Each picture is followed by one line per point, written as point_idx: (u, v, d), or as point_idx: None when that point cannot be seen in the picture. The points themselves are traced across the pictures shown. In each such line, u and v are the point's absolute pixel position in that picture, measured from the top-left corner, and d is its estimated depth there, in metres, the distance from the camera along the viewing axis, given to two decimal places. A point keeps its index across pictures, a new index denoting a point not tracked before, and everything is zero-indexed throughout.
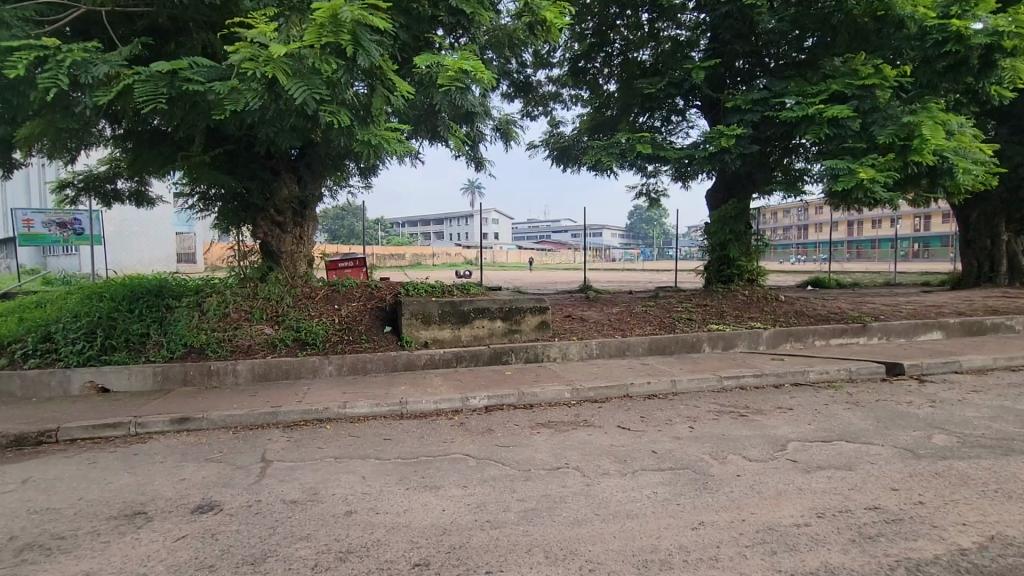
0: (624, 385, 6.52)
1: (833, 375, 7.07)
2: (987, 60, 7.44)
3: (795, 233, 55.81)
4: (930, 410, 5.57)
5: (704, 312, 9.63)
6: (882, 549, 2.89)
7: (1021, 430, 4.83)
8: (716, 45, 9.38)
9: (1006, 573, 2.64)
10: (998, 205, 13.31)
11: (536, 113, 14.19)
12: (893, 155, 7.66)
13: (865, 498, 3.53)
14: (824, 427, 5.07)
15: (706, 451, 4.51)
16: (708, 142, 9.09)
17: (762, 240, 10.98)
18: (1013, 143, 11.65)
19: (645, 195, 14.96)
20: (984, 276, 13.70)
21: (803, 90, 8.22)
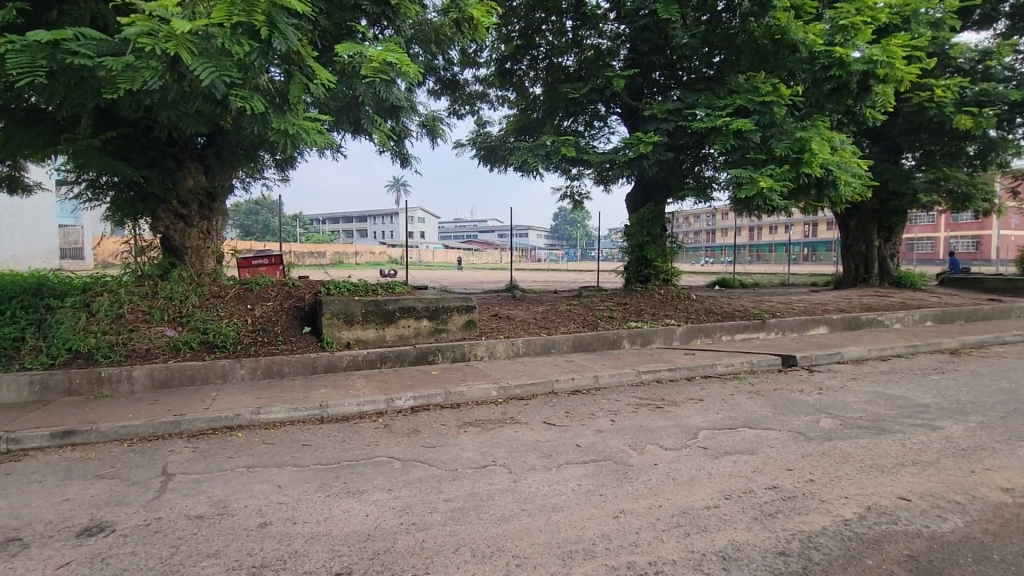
0: (549, 381, 6.68)
1: (737, 367, 7.68)
2: (864, 85, 8.39)
3: (704, 236, 59.91)
4: (817, 396, 6.22)
5: (624, 311, 10.08)
6: (779, 525, 3.18)
7: (890, 411, 5.53)
8: (635, 56, 9.84)
9: (880, 538, 3.02)
10: (872, 214, 15.09)
11: (464, 112, 14.18)
12: (788, 166, 8.44)
13: (765, 478, 3.87)
14: (730, 415, 5.50)
15: (626, 442, 4.74)
16: (627, 148, 9.53)
17: (676, 243, 11.68)
18: (883, 161, 13.26)
19: (569, 196, 15.38)
20: (860, 277, 15.49)
21: (712, 103, 8.84)
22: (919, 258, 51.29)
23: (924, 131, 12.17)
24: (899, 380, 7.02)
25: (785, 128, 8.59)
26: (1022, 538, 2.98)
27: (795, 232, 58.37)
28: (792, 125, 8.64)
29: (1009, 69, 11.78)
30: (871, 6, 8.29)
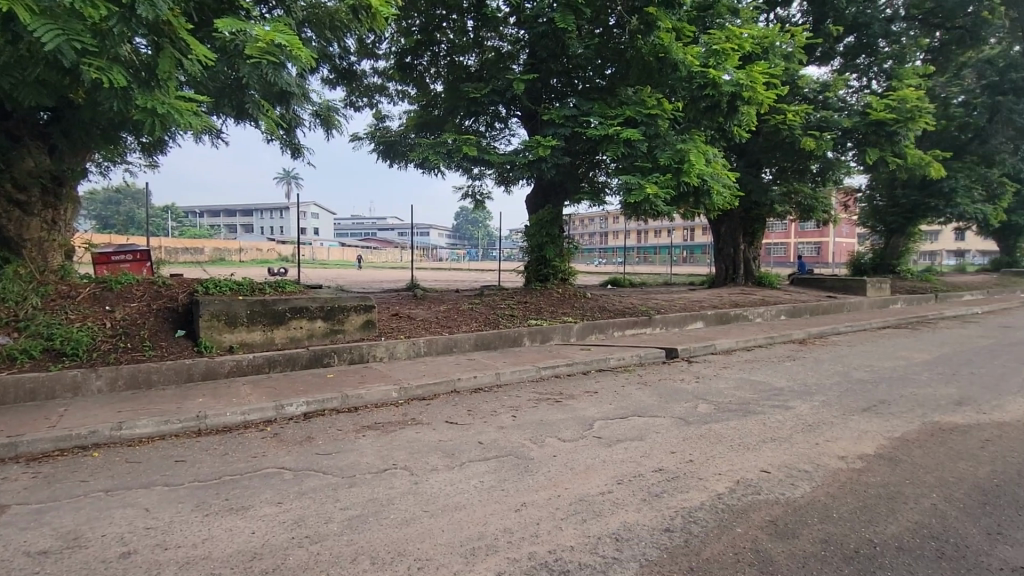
0: (451, 380, 6.66)
1: (627, 361, 8.24)
2: (733, 105, 9.38)
3: (598, 238, 63.31)
4: (696, 385, 6.88)
5: (524, 309, 10.35)
6: (665, 504, 3.47)
7: (753, 395, 6.26)
8: (534, 61, 10.14)
9: (747, 507, 3.41)
10: (739, 221, 16.95)
11: (361, 105, 13.64)
12: (670, 175, 9.19)
13: (652, 462, 4.20)
14: (622, 405, 5.89)
15: (527, 436, 4.87)
16: (527, 150, 9.80)
17: (572, 244, 12.21)
18: (748, 174, 14.96)
19: (470, 196, 15.44)
20: (730, 277, 17.34)
21: (605, 112, 9.36)
22: (774, 260, 58.57)
23: (779, 149, 13.90)
24: (761, 367, 7.98)
25: (668, 139, 9.36)
26: (853, 497, 3.54)
27: (676, 236, 63.81)
28: (674, 137, 9.44)
29: (842, 100, 13.86)
30: (738, 36, 9.30)
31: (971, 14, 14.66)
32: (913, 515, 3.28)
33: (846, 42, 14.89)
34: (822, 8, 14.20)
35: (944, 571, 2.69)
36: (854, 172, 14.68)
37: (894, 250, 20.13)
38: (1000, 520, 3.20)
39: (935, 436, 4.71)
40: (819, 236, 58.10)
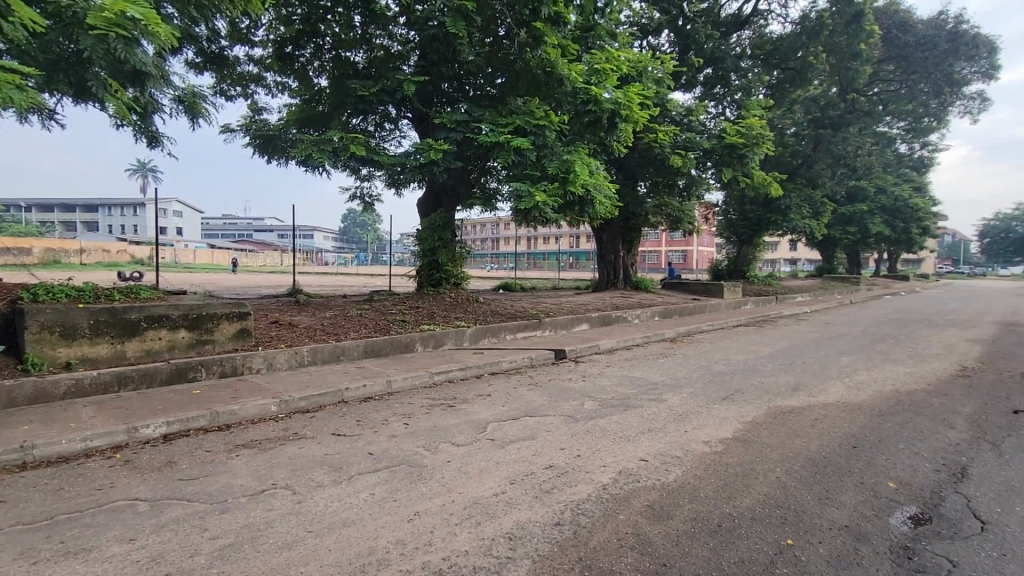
0: (338, 390, 6.33)
1: (519, 363, 8.45)
2: (613, 122, 10.07)
3: (489, 243, 64.29)
4: (582, 383, 7.25)
5: (416, 314, 10.17)
6: (555, 499, 3.61)
7: (633, 390, 6.76)
8: (425, 64, 10.05)
9: (629, 495, 3.66)
10: (619, 230, 18.22)
11: (234, 94, 12.51)
12: (558, 184, 9.62)
13: (543, 460, 4.35)
14: (514, 407, 6.02)
15: (420, 444, 4.78)
16: (418, 153, 9.67)
17: (464, 248, 12.26)
18: (626, 186, 16.17)
19: (358, 197, 14.84)
20: (611, 281, 18.56)
21: (496, 120, 9.55)
22: (648, 267, 63.97)
23: (652, 165, 15.18)
24: (639, 364, 8.66)
25: (555, 150, 9.79)
26: (716, 477, 3.97)
27: (563, 243, 66.90)
28: (561, 148, 9.90)
29: (703, 124, 15.55)
30: (616, 58, 10.04)
31: (800, 58, 16.92)
32: (764, 488, 3.77)
33: (705, 72, 16.76)
34: (686, 41, 16.10)
35: (787, 534, 3.12)
36: (713, 189, 16.53)
37: (745, 257, 22.98)
38: (826, 485, 3.80)
39: (778, 417, 5.47)
40: (685, 244, 64.58)
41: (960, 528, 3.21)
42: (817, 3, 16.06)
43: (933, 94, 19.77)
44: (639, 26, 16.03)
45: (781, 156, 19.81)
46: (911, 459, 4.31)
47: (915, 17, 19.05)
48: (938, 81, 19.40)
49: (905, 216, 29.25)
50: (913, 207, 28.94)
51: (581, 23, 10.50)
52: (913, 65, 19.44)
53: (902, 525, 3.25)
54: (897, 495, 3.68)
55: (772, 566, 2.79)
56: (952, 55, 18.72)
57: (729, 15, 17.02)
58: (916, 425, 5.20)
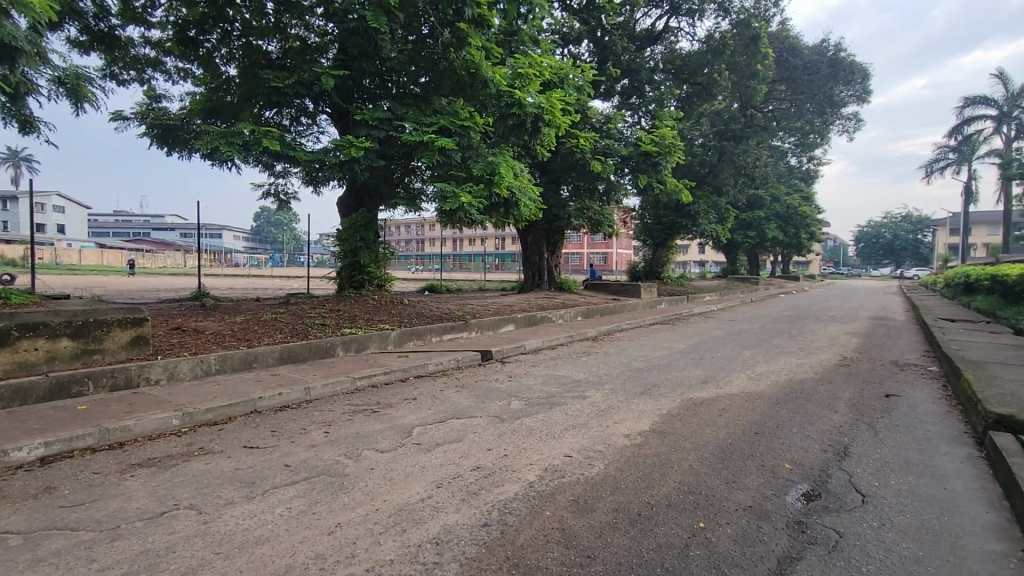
0: (251, 400, 5.92)
1: (445, 365, 8.37)
2: (536, 125, 10.23)
3: (413, 244, 63.22)
4: (508, 383, 7.31)
5: (337, 317, 9.77)
6: (482, 500, 3.61)
7: (557, 389, 6.92)
8: (344, 58, 9.69)
9: (554, 491, 3.74)
10: (543, 232, 18.58)
11: (127, 79, 11.35)
12: (483, 185, 9.63)
13: (469, 461, 4.33)
14: (440, 410, 5.95)
15: (341, 452, 4.59)
16: (337, 150, 9.31)
17: (388, 249, 11.96)
18: (550, 189, 16.55)
19: (272, 195, 14.00)
20: (536, 282, 18.89)
21: (420, 119, 9.39)
22: (571, 268, 65.97)
23: (574, 169, 15.62)
24: (563, 362, 8.89)
25: (480, 151, 9.80)
26: (635, 468, 4.16)
27: (489, 244, 67.26)
28: (485, 150, 9.93)
29: (620, 132, 16.26)
30: (539, 64, 10.23)
31: (706, 74, 18.17)
32: (678, 476, 4.00)
33: (622, 83, 17.55)
34: (604, 51, 16.72)
35: (699, 517, 3.33)
36: (630, 194, 17.32)
37: (659, 259, 24.31)
38: (733, 470, 4.10)
39: (691, 409, 5.83)
40: (605, 247, 67.20)
41: (844, 501, 3.59)
42: (720, 25, 17.33)
43: (818, 113, 21.99)
44: (560, 34, 16.45)
45: (690, 165, 21.19)
46: (804, 442, 4.77)
47: (803, 43, 21.05)
48: (822, 102, 21.64)
49: (796, 223, 32.35)
50: (802, 214, 32.07)
51: (504, 27, 10.59)
52: (801, 86, 21.51)
53: (796, 502, 3.58)
54: (792, 475, 4.04)
55: (687, 549, 2.97)
56: (833, 80, 21.07)
57: (644, 30, 17.94)
58: (807, 411, 5.75)
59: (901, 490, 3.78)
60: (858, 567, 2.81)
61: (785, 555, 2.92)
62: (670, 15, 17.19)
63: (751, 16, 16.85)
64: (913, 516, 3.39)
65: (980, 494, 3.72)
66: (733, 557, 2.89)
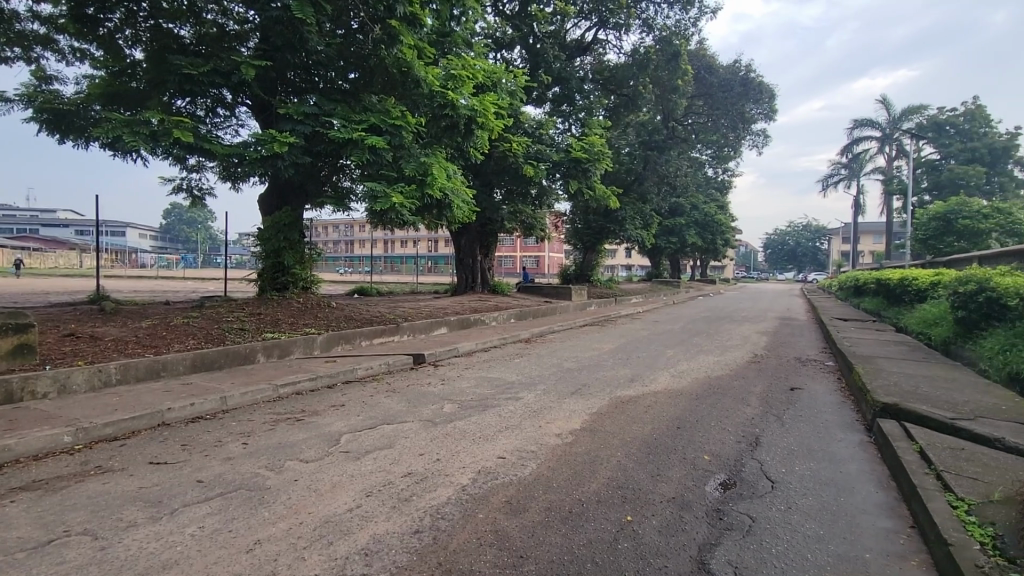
0: (157, 411, 5.43)
1: (375, 369, 8.12)
2: (469, 127, 10.21)
3: (342, 246, 61.00)
4: (441, 387, 7.22)
5: (258, 321, 9.21)
6: (414, 507, 3.53)
7: (490, 391, 6.93)
8: (267, 48, 9.19)
9: (487, 494, 3.73)
10: (476, 235, 18.56)
11: (10, 56, 10.13)
12: (415, 186, 9.46)
13: (400, 468, 4.22)
14: (370, 416, 5.76)
15: (261, 464, 4.32)
16: (259, 144, 8.80)
17: (314, 250, 11.46)
18: (483, 192, 16.58)
19: (184, 190, 12.97)
20: (469, 285, 18.84)
21: (348, 116, 9.08)
22: (504, 271, 66.44)
23: (507, 173, 15.73)
24: (496, 365, 8.92)
25: (412, 151, 9.63)
26: (566, 466, 4.24)
27: (421, 246, 66.29)
28: (418, 150, 9.77)
29: (552, 138, 16.60)
30: (472, 66, 10.24)
31: (632, 86, 18.97)
32: (607, 472, 4.12)
33: (553, 90, 17.99)
34: (536, 58, 17.03)
35: (627, 511, 3.45)
36: (561, 199, 17.71)
37: (589, 263, 25.05)
38: (657, 464, 4.29)
39: (619, 407, 6.03)
40: (537, 250, 68.39)
41: (756, 488, 3.86)
42: (644, 40, 18.16)
43: (732, 128, 23.50)
44: (493, 39, 16.54)
45: (618, 172, 22.03)
46: (721, 434, 5.08)
47: (718, 63, 22.55)
48: (735, 118, 23.25)
49: (713, 229, 34.53)
50: (718, 222, 34.30)
51: (437, 28, 10.50)
52: (716, 102, 23.04)
53: (713, 491, 3.81)
54: (711, 466, 4.29)
55: (615, 542, 3.06)
56: (744, 98, 22.79)
57: (574, 40, 18.44)
58: (724, 405, 6.14)
59: (804, 474, 4.13)
60: (768, 549, 3.02)
61: (705, 542, 3.09)
62: (599, 27, 17.81)
63: (672, 33, 17.77)
64: (815, 498, 3.70)
65: (871, 476, 4.13)
66: (659, 548, 3.01)
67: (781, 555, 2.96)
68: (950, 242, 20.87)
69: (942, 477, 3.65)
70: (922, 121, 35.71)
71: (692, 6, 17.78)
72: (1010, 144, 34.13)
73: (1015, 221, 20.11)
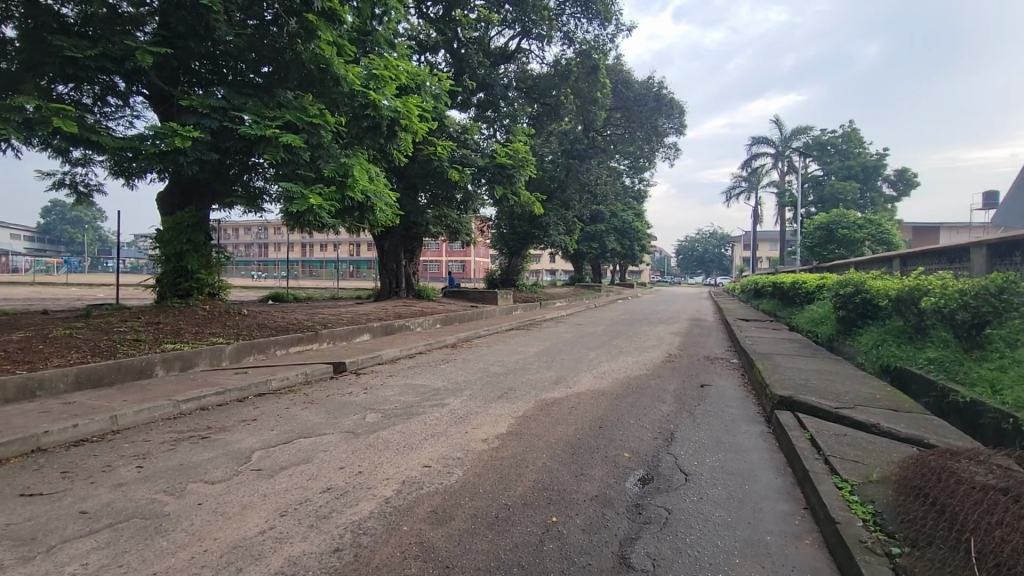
0: (31, 436, 4.77)
1: (291, 380, 7.65)
2: (392, 129, 9.98)
3: (254, 249, 57.28)
4: (363, 396, 6.97)
5: (156, 331, 8.39)
6: (333, 524, 3.36)
7: (415, 398, 6.78)
8: (167, 34, 8.46)
9: (412, 504, 3.64)
10: (400, 239, 18.14)
11: None
12: (334, 187, 9.08)
13: (319, 483, 4.01)
14: (285, 430, 5.42)
15: (159, 489, 3.92)
16: (157, 138, 8.06)
17: (221, 254, 10.66)
18: (406, 195, 16.27)
19: (66, 185, 11.58)
20: (393, 290, 18.36)
21: (261, 112, 8.55)
22: (429, 275, 65.55)
23: (432, 177, 15.54)
24: (421, 371, 8.75)
25: (331, 152, 9.23)
26: (493, 471, 4.24)
27: (342, 250, 63.84)
28: (337, 151, 9.39)
29: (477, 144, 16.63)
30: (394, 68, 10.04)
31: (555, 96, 19.38)
32: (533, 474, 4.17)
33: (477, 96, 18.06)
34: (460, 63, 17.01)
35: (552, 512, 3.50)
36: (486, 204, 17.78)
37: (514, 267, 25.36)
38: (581, 463, 4.40)
39: (544, 409, 6.13)
40: (463, 255, 68.21)
41: (672, 481, 4.07)
42: (566, 52, 18.71)
43: (646, 140, 24.80)
44: (417, 41, 16.31)
45: (542, 179, 22.50)
46: (639, 431, 5.32)
47: (634, 78, 23.74)
48: (649, 131, 24.51)
49: (630, 236, 36.26)
50: (635, 229, 36.05)
51: (358, 26, 10.19)
52: (633, 116, 24.21)
53: (633, 486, 3.98)
54: (630, 462, 4.47)
55: (541, 544, 3.09)
56: (657, 112, 24.17)
57: (498, 48, 18.61)
58: (642, 404, 6.43)
59: (714, 466, 4.42)
60: (683, 539, 3.19)
61: (625, 538, 3.20)
62: (522, 36, 18.12)
63: (592, 47, 18.45)
64: (723, 488, 3.97)
65: (770, 463, 4.50)
66: (583, 547, 3.08)
67: (694, 544, 3.14)
68: (832, 249, 23.35)
69: (829, 462, 4.05)
70: (808, 141, 39.69)
71: (609, 22, 18.58)
72: (879, 164, 38.83)
73: (883, 231, 22.88)
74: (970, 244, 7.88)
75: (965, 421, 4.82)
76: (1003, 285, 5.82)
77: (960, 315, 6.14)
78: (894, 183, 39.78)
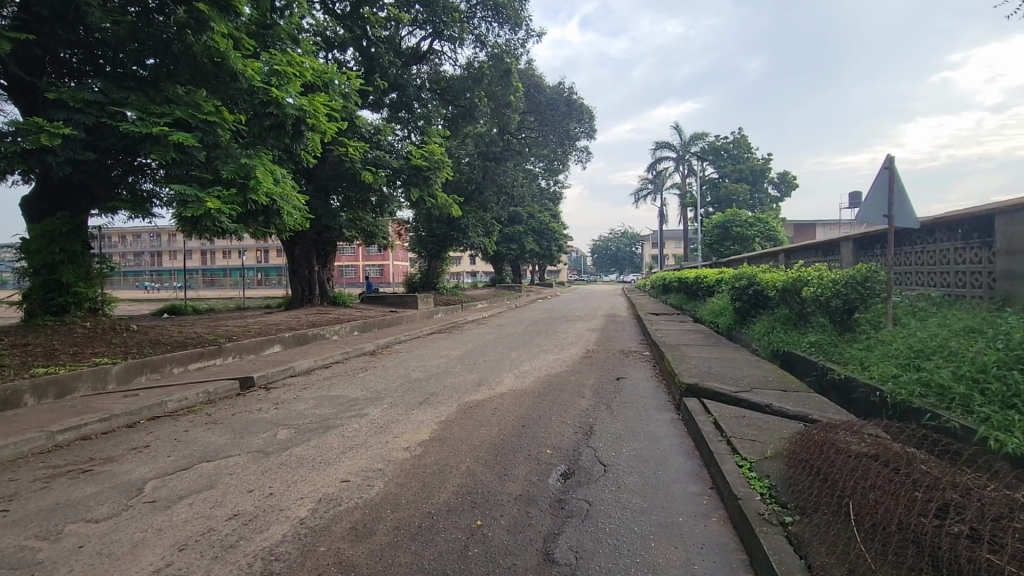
0: None
1: (191, 401, 6.99)
2: (297, 128, 9.44)
3: (146, 259, 51.90)
4: (274, 411, 6.52)
5: (24, 354, 7.34)
6: (241, 552, 3.11)
7: (331, 410, 6.45)
8: (29, 19, 7.44)
9: (330, 523, 3.46)
10: (312, 244, 17.28)
11: None
12: (235, 190, 8.40)
13: (224, 510, 3.68)
14: (185, 455, 4.94)
15: (29, 534, 3.41)
16: (16, 133, 7.05)
17: (104, 263, 9.55)
18: (316, 198, 15.47)
19: None
20: (306, 297, 17.43)
21: (145, 107, 7.73)
22: (346, 281, 63.07)
23: (344, 180, 14.94)
24: (338, 381, 8.36)
25: (231, 152, 8.54)
26: (415, 480, 4.13)
27: (249, 257, 59.79)
28: (238, 150, 8.70)
29: (390, 145, 16.18)
30: (299, 64, 9.48)
31: (469, 98, 19.12)
32: (457, 479, 4.12)
33: (389, 96, 17.66)
34: (371, 62, 16.53)
35: (476, 516, 3.48)
36: (404, 207, 17.23)
37: (434, 270, 25.11)
38: (504, 464, 4.41)
39: (467, 412, 6.08)
40: (380, 258, 66.39)
41: (592, 474, 4.20)
42: (479, 55, 18.70)
43: (559, 144, 25.45)
44: (323, 37, 15.58)
45: (458, 181, 22.37)
46: (561, 427, 5.45)
47: (545, 83, 24.37)
48: (561, 134, 25.13)
49: (548, 237, 37.31)
50: (552, 229, 37.36)
51: (258, 18, 9.59)
52: (546, 120, 24.80)
53: (555, 482, 4.06)
54: (553, 458, 4.57)
55: (466, 549, 3.06)
56: (569, 117, 25.04)
57: (409, 48, 18.22)
58: (562, 400, 6.59)
59: (630, 455, 4.62)
60: (603, 529, 3.29)
61: (549, 534, 3.25)
62: (434, 37, 17.90)
63: (503, 52, 18.47)
64: (639, 475, 4.17)
65: (680, 448, 4.79)
66: (508, 548, 3.09)
67: (613, 532, 3.27)
68: (729, 246, 25.34)
69: (731, 443, 4.37)
70: (705, 147, 42.85)
71: (519, 27, 18.94)
72: (765, 168, 42.71)
73: (770, 229, 25.21)
74: (841, 239, 8.90)
75: (840, 396, 5.42)
76: (867, 274, 6.60)
77: (834, 302, 6.89)
78: (778, 185, 44.00)
